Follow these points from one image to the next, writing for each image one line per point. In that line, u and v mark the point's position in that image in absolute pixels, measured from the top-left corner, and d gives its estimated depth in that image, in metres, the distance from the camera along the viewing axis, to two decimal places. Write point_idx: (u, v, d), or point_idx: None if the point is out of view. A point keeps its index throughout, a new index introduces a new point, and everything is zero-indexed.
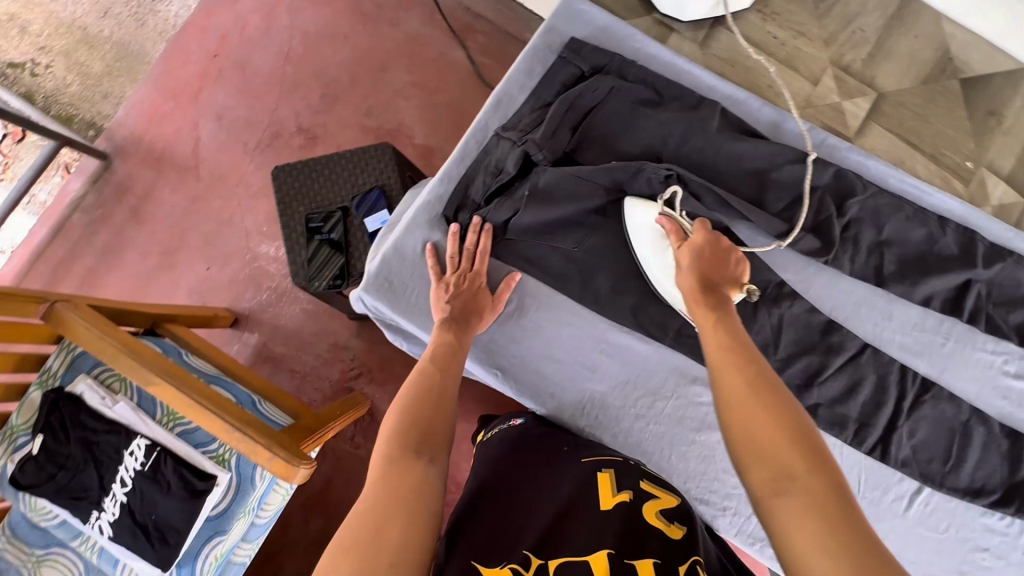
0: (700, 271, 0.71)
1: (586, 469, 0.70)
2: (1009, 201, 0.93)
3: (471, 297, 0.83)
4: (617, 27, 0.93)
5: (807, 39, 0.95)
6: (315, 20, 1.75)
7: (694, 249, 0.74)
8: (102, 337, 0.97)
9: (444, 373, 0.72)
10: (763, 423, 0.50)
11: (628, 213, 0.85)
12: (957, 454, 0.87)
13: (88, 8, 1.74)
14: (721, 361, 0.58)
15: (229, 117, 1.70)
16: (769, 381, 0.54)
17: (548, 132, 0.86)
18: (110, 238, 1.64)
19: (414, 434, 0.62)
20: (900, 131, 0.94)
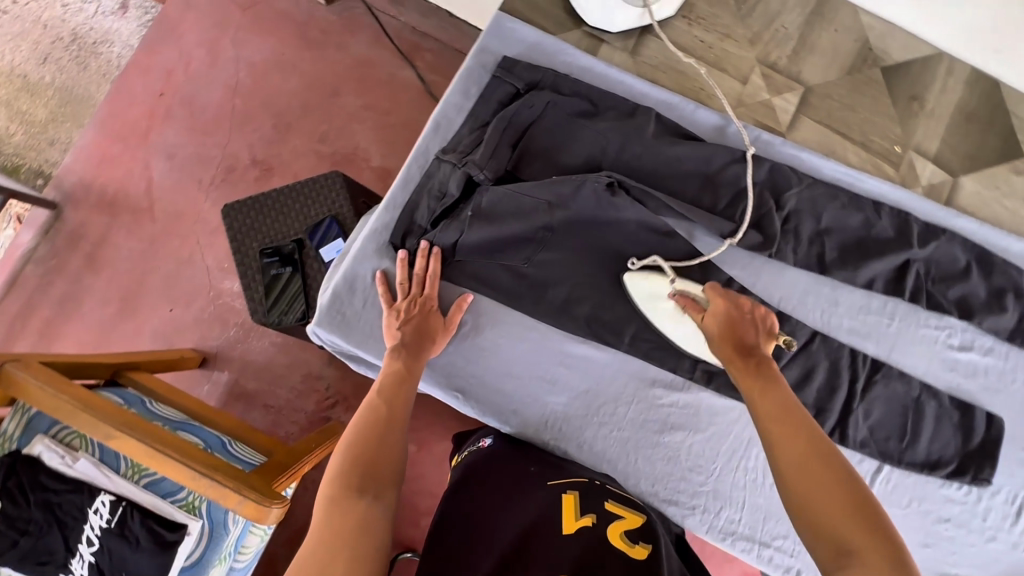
0: (735, 333, 0.72)
1: (547, 492, 0.70)
2: (938, 180, 0.96)
3: (422, 322, 0.85)
4: (547, 42, 0.94)
5: (732, 40, 0.97)
6: (261, 51, 1.74)
7: (728, 314, 0.74)
8: (58, 394, 0.95)
9: (391, 405, 0.75)
10: (824, 498, 0.53)
11: (633, 290, 0.87)
12: (912, 430, 0.90)
13: (27, 55, 1.71)
14: (773, 430, 0.60)
15: (181, 155, 1.67)
16: (827, 453, 0.56)
17: (487, 152, 0.87)
18: (67, 287, 1.60)
19: (361, 466, 0.66)
20: (830, 122, 0.96)
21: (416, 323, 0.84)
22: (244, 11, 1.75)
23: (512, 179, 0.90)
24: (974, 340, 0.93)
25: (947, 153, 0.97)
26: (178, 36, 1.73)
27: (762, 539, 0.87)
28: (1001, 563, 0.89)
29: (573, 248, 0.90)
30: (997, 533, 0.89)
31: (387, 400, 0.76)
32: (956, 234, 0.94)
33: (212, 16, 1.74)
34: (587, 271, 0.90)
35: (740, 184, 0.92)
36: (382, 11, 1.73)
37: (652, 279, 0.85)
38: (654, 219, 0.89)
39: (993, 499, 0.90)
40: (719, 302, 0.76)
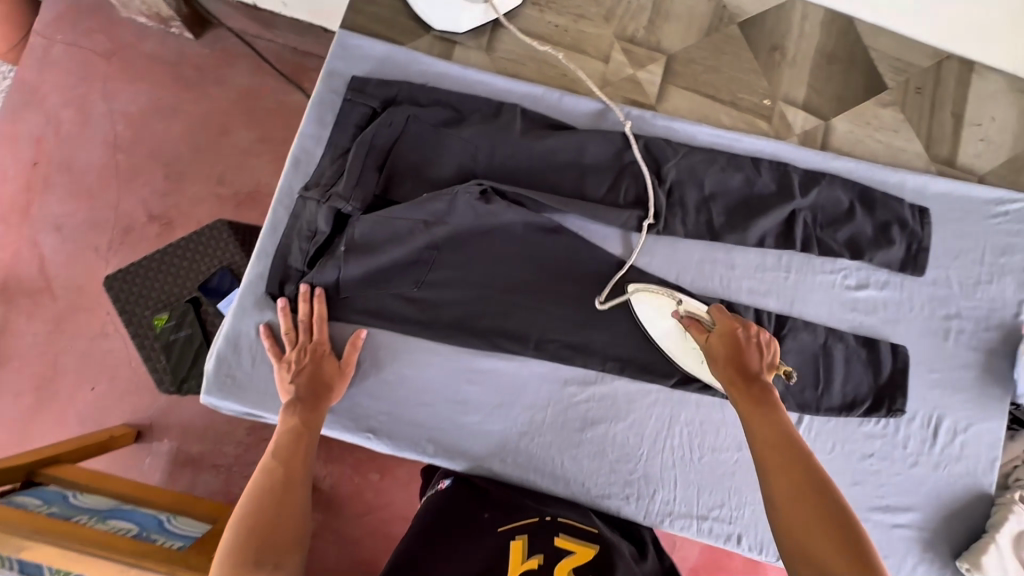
0: (735, 360, 0.69)
1: (495, 539, 0.68)
2: (811, 126, 0.97)
3: (317, 367, 0.81)
4: (397, 54, 0.90)
5: (587, 20, 0.95)
6: (135, 99, 1.63)
7: (726, 340, 0.72)
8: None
9: (288, 464, 0.71)
10: (819, 543, 0.55)
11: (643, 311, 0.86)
12: (824, 377, 0.91)
13: None
14: (771, 465, 0.60)
15: (71, 224, 1.57)
16: (824, 497, 0.57)
17: (350, 181, 0.83)
18: None
19: (257, 537, 0.62)
20: (698, 87, 0.96)
21: (309, 371, 0.80)
22: (107, 59, 1.63)
23: (385, 203, 0.86)
24: (869, 277, 0.95)
25: (815, 97, 0.98)
26: (41, 98, 1.61)
27: (699, 514, 0.87)
28: (927, 485, 0.92)
29: (461, 262, 0.87)
30: (919, 458, 0.92)
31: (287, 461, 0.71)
32: (836, 176, 0.95)
33: (74, 70, 1.62)
34: (481, 281, 0.87)
35: (618, 164, 0.91)
36: (256, 37, 1.65)
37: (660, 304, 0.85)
38: (536, 217, 0.87)
39: (910, 426, 0.92)
40: (721, 326, 0.74)
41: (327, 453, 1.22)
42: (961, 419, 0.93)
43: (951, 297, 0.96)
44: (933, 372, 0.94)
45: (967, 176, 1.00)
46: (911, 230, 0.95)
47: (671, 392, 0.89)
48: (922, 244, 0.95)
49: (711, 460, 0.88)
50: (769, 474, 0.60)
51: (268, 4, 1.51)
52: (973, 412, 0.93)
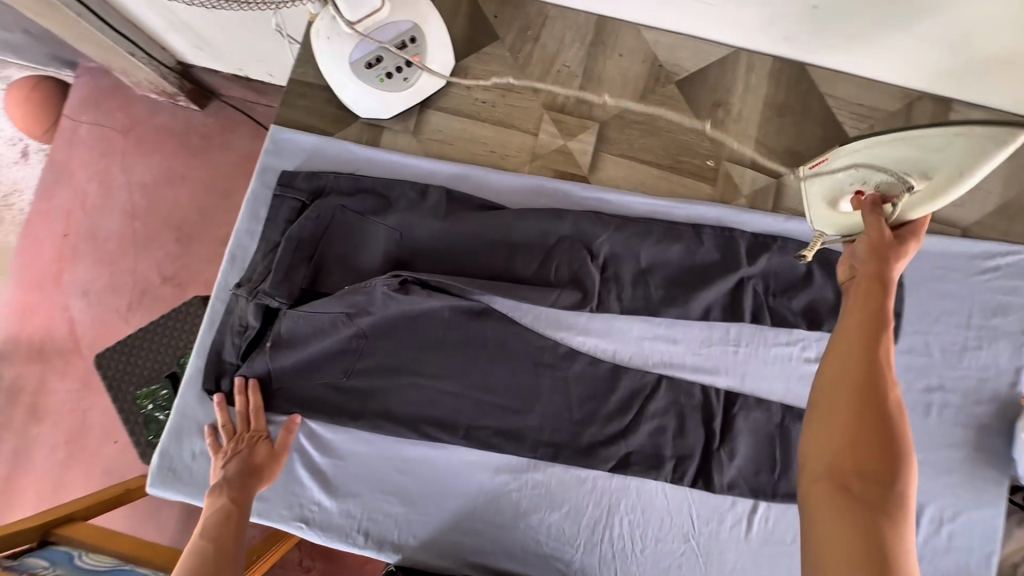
0: (884, 249, 0.58)
1: None
2: (760, 185, 0.91)
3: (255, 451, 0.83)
4: (325, 145, 0.92)
5: (516, 93, 0.93)
6: (149, 169, 1.74)
7: (874, 245, 0.59)
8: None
9: (219, 543, 0.72)
10: (860, 437, 0.52)
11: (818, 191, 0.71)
12: (781, 459, 0.84)
13: None
14: (855, 365, 0.55)
15: (96, 289, 1.69)
16: (879, 404, 0.53)
17: (274, 277, 0.83)
18: (14, 443, 1.61)
19: None
20: (633, 153, 0.92)
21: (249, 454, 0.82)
22: (125, 134, 1.74)
23: (313, 295, 0.86)
24: None
25: (763, 153, 0.91)
26: (70, 173, 1.74)
27: None
28: None
29: (389, 350, 0.86)
30: None
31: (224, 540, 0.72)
32: (790, 240, 0.87)
33: (96, 145, 1.75)
34: (409, 368, 0.86)
35: (549, 241, 0.88)
36: (253, 104, 1.73)
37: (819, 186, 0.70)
38: (459, 302, 0.85)
39: None
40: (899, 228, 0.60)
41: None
42: (948, 505, 0.82)
43: (932, 366, 0.86)
44: None
45: (949, 229, 0.91)
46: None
47: (611, 478, 0.85)
48: (895, 308, 0.85)
49: (654, 551, 0.83)
50: (852, 374, 0.54)
51: (258, 74, 1.60)
52: (963, 498, 0.83)
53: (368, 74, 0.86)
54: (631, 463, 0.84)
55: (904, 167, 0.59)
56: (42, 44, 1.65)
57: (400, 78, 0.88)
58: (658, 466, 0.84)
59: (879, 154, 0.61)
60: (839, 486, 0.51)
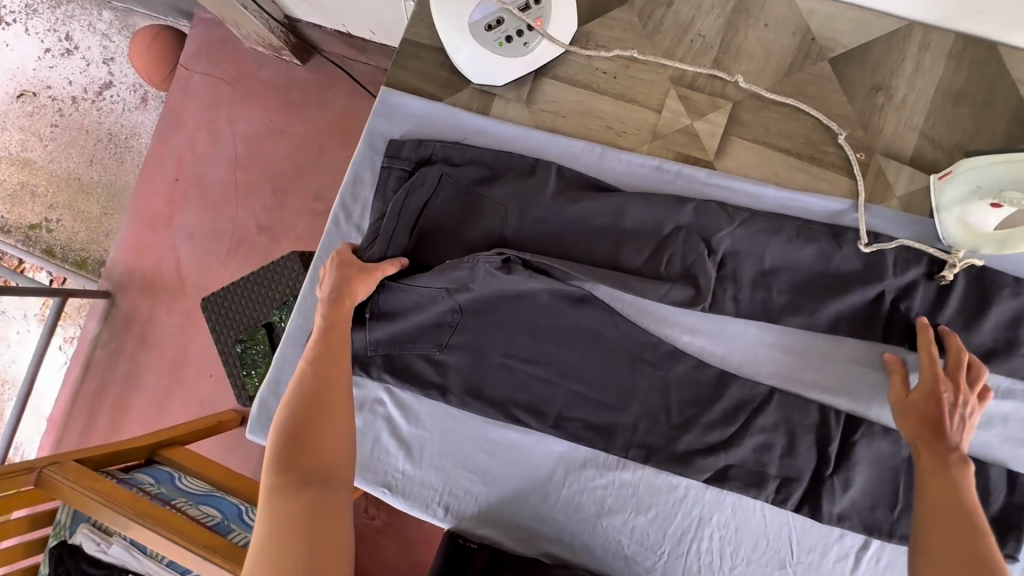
0: (921, 415, 0.67)
1: None
2: (918, 186, 0.78)
3: (349, 272, 0.76)
4: (434, 111, 0.89)
5: (641, 64, 0.85)
6: (254, 121, 1.80)
7: (909, 407, 0.69)
8: (81, 492, 1.15)
9: (326, 364, 0.69)
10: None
11: (958, 183, 0.71)
12: (905, 498, 0.75)
13: (77, 160, 1.92)
14: (931, 511, 0.61)
15: (200, 233, 1.79)
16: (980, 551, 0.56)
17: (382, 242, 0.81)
18: (127, 366, 1.77)
19: (300, 447, 0.62)
20: (769, 139, 0.82)
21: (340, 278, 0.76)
22: (233, 85, 1.81)
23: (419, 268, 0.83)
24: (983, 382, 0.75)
25: (929, 149, 0.78)
26: (183, 120, 1.83)
27: None
28: None
29: (484, 330, 0.83)
30: None
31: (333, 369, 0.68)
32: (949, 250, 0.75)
33: (207, 95, 1.82)
34: (501, 351, 0.83)
35: (662, 231, 0.81)
36: (352, 61, 1.72)
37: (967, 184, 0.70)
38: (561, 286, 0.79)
39: None
40: (927, 379, 0.68)
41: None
42: None
43: None
44: None
45: None
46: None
47: (705, 490, 0.79)
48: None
49: (743, 572, 0.78)
50: (936, 529, 0.59)
51: (361, 32, 1.59)
52: None
53: (488, 36, 0.82)
54: (730, 478, 0.78)
55: None
56: None
57: (520, 42, 0.82)
58: (759, 484, 0.77)
59: (1019, 173, 0.65)
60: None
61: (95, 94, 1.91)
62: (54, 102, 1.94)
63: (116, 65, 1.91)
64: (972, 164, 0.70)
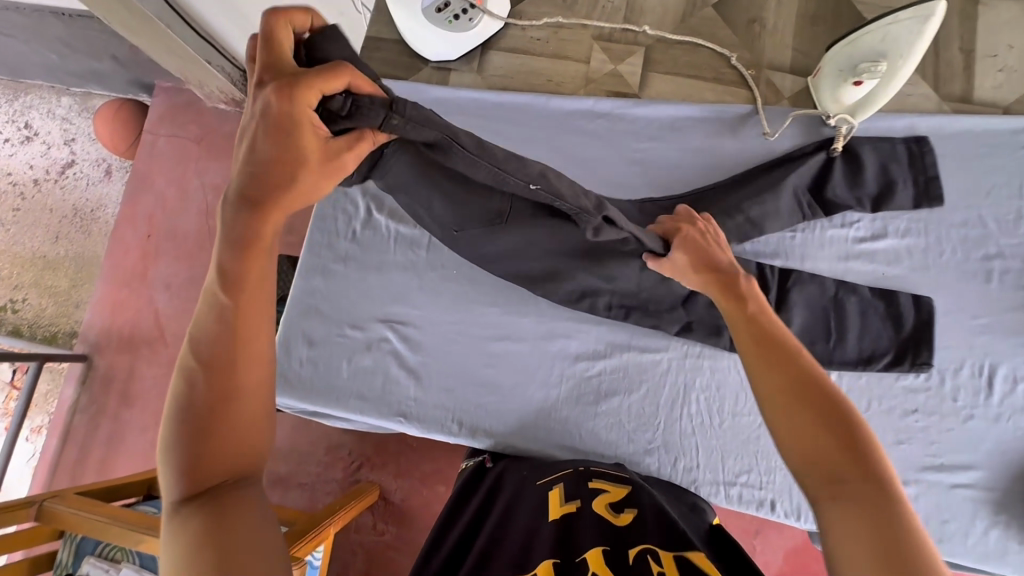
0: (700, 263, 0.71)
1: (537, 490, 0.77)
2: (800, 87, 0.98)
3: (278, 181, 0.53)
4: (401, 89, 1.04)
5: (566, 29, 1.04)
6: (222, 171, 1.88)
7: (685, 260, 0.73)
8: (88, 515, 1.04)
9: (237, 314, 0.54)
10: (809, 430, 0.54)
11: (826, 71, 0.91)
12: (838, 329, 0.88)
13: (42, 238, 1.93)
14: (757, 359, 0.59)
15: (177, 282, 1.80)
16: (817, 390, 0.55)
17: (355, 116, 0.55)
18: (110, 428, 1.70)
19: (207, 439, 0.51)
20: (679, 70, 1.01)
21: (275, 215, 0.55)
22: (199, 142, 1.88)
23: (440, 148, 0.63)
24: (885, 227, 0.91)
25: (801, 59, 0.99)
26: (151, 182, 1.88)
27: (726, 481, 0.86)
28: (988, 441, 0.83)
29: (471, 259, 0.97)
30: (974, 410, 0.85)
31: (235, 353, 0.53)
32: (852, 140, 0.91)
33: (174, 154, 1.89)
34: (490, 270, 0.97)
35: (605, 154, 0.98)
36: None
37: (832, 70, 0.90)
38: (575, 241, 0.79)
39: (957, 377, 0.86)
40: (684, 253, 0.73)
41: (395, 468, 1.36)
42: (1019, 365, 0.85)
43: (988, 237, 0.90)
44: (978, 317, 0.87)
45: (988, 110, 0.95)
46: (913, 164, 0.91)
47: (684, 359, 0.91)
48: (935, 170, 0.91)
49: (732, 425, 0.88)
50: (761, 374, 0.58)
51: None
52: None
53: (438, 18, 0.99)
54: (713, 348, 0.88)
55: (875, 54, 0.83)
56: (127, 69, 1.82)
57: (466, 19, 0.99)
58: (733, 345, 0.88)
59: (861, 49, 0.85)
60: (833, 494, 0.50)
61: (57, 173, 1.96)
62: (15, 187, 1.97)
63: (77, 144, 1.98)
64: (831, 57, 0.90)
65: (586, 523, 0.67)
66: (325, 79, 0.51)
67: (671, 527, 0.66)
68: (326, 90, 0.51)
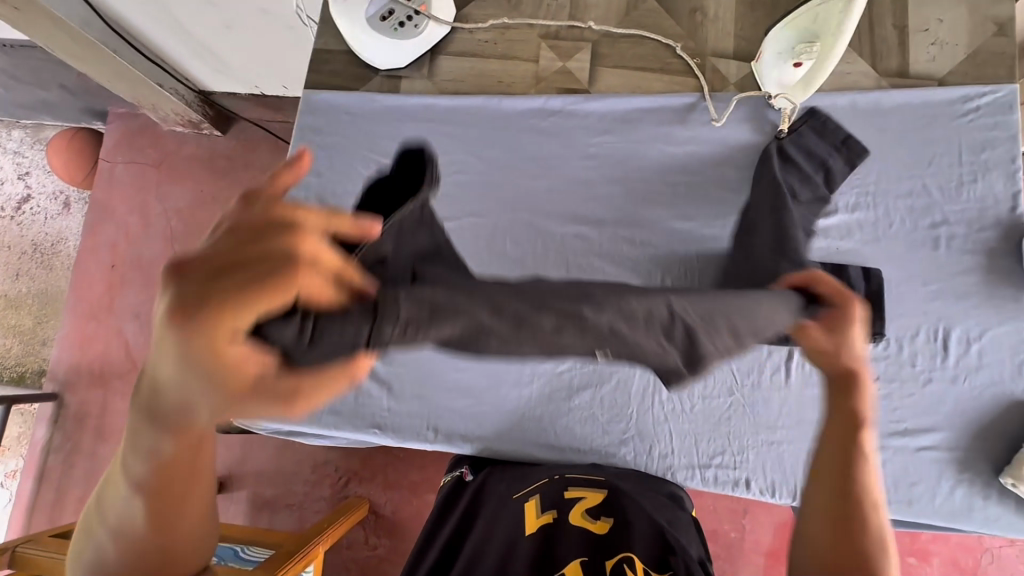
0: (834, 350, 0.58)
1: (514, 504, 0.78)
2: (746, 72, 1.00)
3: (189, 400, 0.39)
4: (352, 99, 1.04)
5: (513, 29, 1.05)
6: (185, 195, 1.80)
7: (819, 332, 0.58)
8: (65, 558, 0.99)
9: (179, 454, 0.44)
10: (838, 536, 0.58)
11: (766, 54, 0.93)
12: None
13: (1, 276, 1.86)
14: (834, 453, 0.60)
15: (147, 311, 1.73)
16: (859, 514, 0.58)
17: (322, 343, 0.38)
18: (88, 465, 1.64)
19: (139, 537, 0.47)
20: (626, 63, 1.02)
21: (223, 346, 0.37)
22: (158, 167, 1.81)
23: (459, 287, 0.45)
24: (835, 203, 0.94)
25: (744, 45, 1.01)
26: (111, 210, 1.80)
27: (700, 463, 0.88)
28: (948, 402, 0.86)
29: None
30: (931, 374, 0.87)
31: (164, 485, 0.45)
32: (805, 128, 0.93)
33: (134, 181, 1.81)
34: None
35: (561, 150, 1.00)
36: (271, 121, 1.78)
37: (771, 51, 0.92)
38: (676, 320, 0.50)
39: (914, 343, 0.88)
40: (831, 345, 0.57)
41: (383, 479, 1.34)
42: (971, 326, 0.88)
43: (933, 205, 0.93)
44: (929, 284, 0.90)
45: (925, 82, 0.98)
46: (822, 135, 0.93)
47: None
48: (843, 130, 0.94)
49: (704, 408, 0.89)
50: (819, 473, 0.61)
51: (275, 90, 1.66)
52: (985, 317, 0.88)
53: (385, 27, 0.99)
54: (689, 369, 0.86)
55: (809, 35, 0.85)
56: (77, 96, 1.75)
57: (412, 26, 0.99)
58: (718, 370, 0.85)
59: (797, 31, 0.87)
60: None
61: (14, 209, 1.88)
62: None
63: (31, 178, 1.89)
64: (769, 39, 0.92)
65: (564, 538, 0.70)
66: (268, 293, 0.34)
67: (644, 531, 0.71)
68: (269, 307, 0.35)
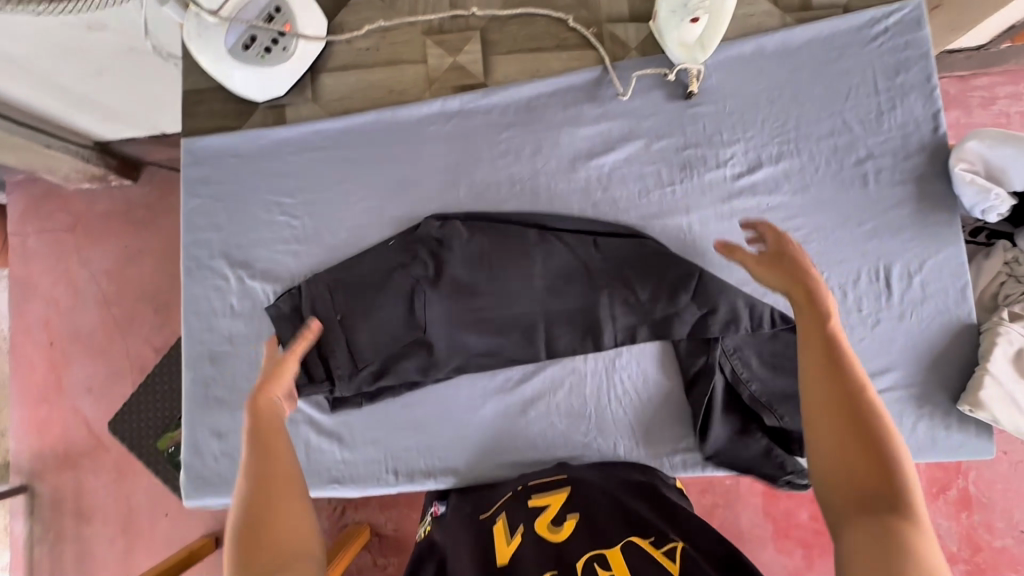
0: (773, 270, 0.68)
1: (480, 526, 0.73)
2: (644, 34, 0.94)
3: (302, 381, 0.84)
4: (237, 140, 0.96)
5: (393, 30, 0.97)
6: (111, 253, 1.44)
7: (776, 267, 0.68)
8: None
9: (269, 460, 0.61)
10: (855, 457, 0.53)
11: (659, 16, 0.88)
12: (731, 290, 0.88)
13: None
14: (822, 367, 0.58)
15: (100, 381, 1.40)
16: (860, 418, 0.54)
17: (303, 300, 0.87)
18: (76, 552, 1.35)
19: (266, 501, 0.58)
20: (521, 45, 0.95)
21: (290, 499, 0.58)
22: (75, 229, 1.45)
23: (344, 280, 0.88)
24: (759, 157, 0.90)
25: (638, 5, 0.94)
26: (34, 284, 1.44)
27: (668, 451, 0.85)
28: (900, 338, 0.85)
29: None
30: (880, 314, 0.86)
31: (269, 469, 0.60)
32: (745, 119, 0.91)
33: (54, 248, 1.45)
34: None
35: (470, 153, 0.93)
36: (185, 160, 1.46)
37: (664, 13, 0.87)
38: (467, 248, 0.87)
39: (857, 287, 0.86)
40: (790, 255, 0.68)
41: (377, 501, 1.25)
42: (910, 259, 0.87)
43: (856, 140, 0.89)
44: (863, 224, 0.88)
45: (830, 11, 0.93)
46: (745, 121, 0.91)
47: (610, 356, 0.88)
48: (776, 109, 0.90)
49: (662, 397, 0.87)
50: (813, 388, 0.57)
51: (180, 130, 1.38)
52: (923, 247, 0.87)
53: (249, 56, 0.89)
54: (637, 337, 0.85)
55: None
56: None
57: (280, 49, 0.90)
58: (669, 345, 0.87)
59: None
60: (855, 508, 0.51)
61: None
62: None
63: None
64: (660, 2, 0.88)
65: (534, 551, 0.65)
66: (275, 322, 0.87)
67: (613, 527, 0.66)
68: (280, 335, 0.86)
